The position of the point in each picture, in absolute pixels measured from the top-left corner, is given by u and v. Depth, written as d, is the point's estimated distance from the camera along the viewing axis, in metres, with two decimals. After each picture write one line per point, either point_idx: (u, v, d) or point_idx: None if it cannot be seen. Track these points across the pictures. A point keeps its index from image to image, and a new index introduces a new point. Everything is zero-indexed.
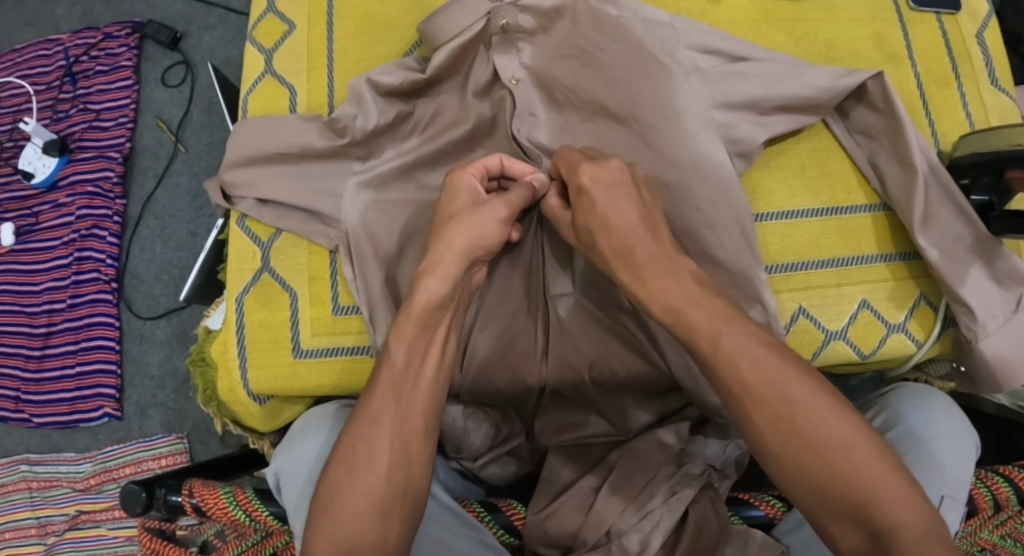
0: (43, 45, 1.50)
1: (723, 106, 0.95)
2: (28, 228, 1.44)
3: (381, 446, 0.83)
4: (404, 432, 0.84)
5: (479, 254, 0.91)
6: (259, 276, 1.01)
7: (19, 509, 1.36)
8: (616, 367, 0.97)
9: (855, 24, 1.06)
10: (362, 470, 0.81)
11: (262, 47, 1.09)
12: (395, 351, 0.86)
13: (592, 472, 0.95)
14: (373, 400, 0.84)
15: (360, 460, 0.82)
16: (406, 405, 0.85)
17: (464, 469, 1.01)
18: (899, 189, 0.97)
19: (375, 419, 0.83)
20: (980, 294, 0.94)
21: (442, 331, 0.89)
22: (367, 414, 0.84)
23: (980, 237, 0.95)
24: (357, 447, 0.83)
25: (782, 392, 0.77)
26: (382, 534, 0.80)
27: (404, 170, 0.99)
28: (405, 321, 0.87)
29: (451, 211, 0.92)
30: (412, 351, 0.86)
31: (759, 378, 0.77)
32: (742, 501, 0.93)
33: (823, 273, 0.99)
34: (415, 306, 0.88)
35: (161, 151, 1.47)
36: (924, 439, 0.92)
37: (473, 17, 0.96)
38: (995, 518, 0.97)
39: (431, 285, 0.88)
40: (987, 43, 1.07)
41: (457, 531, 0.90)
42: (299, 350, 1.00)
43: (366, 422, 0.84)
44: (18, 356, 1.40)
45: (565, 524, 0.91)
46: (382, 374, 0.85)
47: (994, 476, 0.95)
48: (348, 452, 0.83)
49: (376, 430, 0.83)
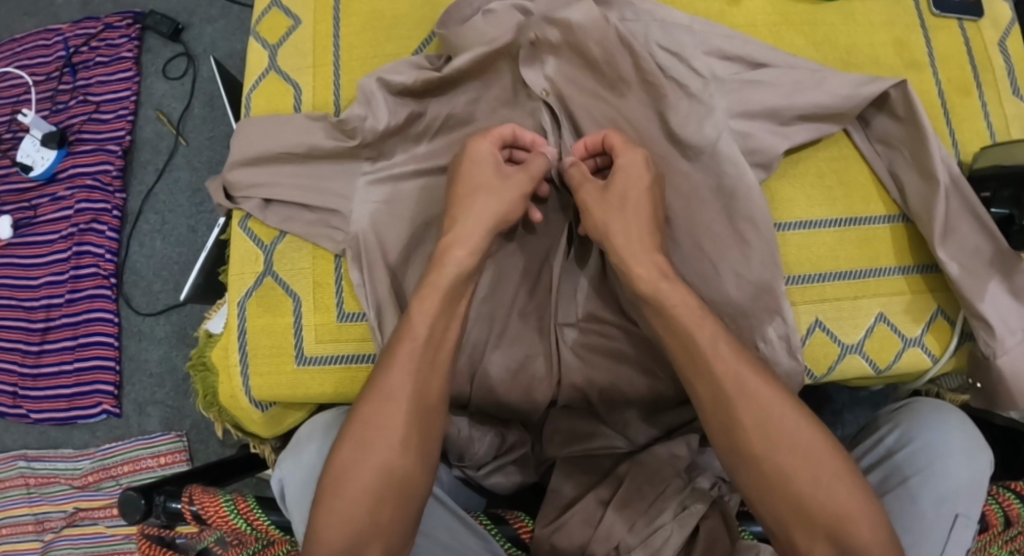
0: (42, 35, 1.47)
1: (742, 115, 0.93)
2: (26, 221, 1.41)
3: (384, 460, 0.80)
4: (423, 421, 0.82)
5: (502, 228, 0.90)
6: (261, 280, 0.99)
7: (16, 505, 1.34)
8: (626, 378, 0.95)
9: (876, 29, 1.03)
10: (373, 445, 0.81)
11: (267, 42, 1.06)
12: (418, 324, 0.84)
13: (602, 485, 0.93)
14: (393, 375, 0.82)
15: (383, 452, 0.80)
16: (426, 385, 0.83)
17: (467, 478, 0.99)
18: (919, 200, 0.95)
19: (394, 391, 0.82)
20: (998, 309, 0.93)
21: (464, 304, 0.87)
22: (381, 387, 0.82)
23: (1000, 252, 0.93)
24: (366, 423, 0.81)
25: (788, 423, 0.79)
26: (389, 516, 0.80)
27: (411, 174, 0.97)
28: (431, 292, 0.85)
29: (474, 181, 0.90)
30: (436, 324, 0.85)
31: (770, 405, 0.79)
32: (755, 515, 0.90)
33: (840, 286, 0.97)
34: (445, 277, 0.86)
35: (162, 144, 1.44)
36: (936, 457, 0.90)
37: (501, 30, 0.94)
38: (1006, 533, 0.94)
39: (457, 256, 0.87)
40: (1009, 50, 1.05)
41: (458, 532, 0.88)
42: (302, 356, 0.97)
43: (367, 411, 0.82)
44: (15, 351, 1.38)
45: (572, 537, 0.89)
46: (402, 345, 0.84)
47: (1006, 492, 0.93)
48: (361, 427, 0.81)
49: (391, 405, 0.82)
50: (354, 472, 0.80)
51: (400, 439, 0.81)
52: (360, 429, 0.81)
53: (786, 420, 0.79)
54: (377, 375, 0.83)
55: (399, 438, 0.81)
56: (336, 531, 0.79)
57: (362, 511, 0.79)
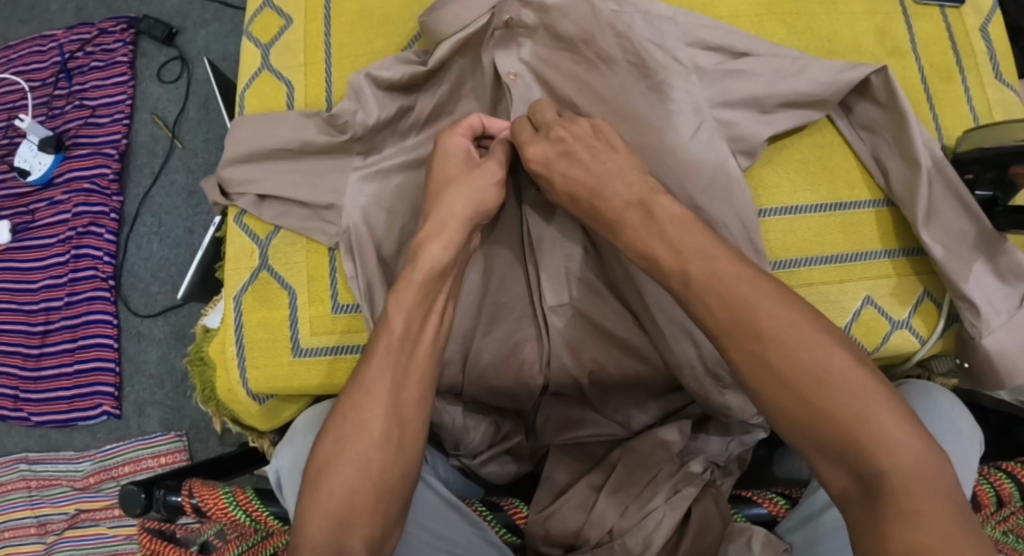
0: (37, 41, 1.47)
1: (724, 105, 0.95)
2: (24, 226, 1.43)
3: (369, 451, 0.81)
4: (401, 415, 0.83)
5: (479, 218, 0.91)
6: (257, 274, 1.00)
7: (18, 508, 1.37)
8: (613, 370, 0.97)
9: (858, 18, 1.05)
10: (351, 438, 0.82)
11: (259, 42, 1.08)
12: (394, 319, 0.85)
13: (595, 471, 0.94)
14: (370, 370, 0.84)
15: (362, 446, 0.82)
16: (405, 377, 0.84)
17: (463, 466, 1.01)
18: (903, 184, 0.96)
19: (372, 382, 0.83)
20: (983, 290, 0.94)
21: (442, 297, 0.89)
22: (361, 382, 0.84)
23: (983, 233, 0.94)
24: (344, 416, 0.83)
25: (807, 356, 0.73)
26: (371, 507, 0.80)
27: (403, 165, 0.99)
28: (406, 287, 0.87)
29: (447, 176, 0.92)
30: (412, 317, 0.86)
31: (779, 339, 0.74)
32: (746, 499, 0.92)
33: (826, 270, 0.98)
34: (418, 272, 0.87)
35: (157, 147, 1.44)
36: (952, 433, 0.91)
37: (476, 11, 0.94)
38: (998, 514, 0.96)
39: (432, 251, 0.88)
40: (990, 36, 1.06)
41: (458, 523, 0.89)
42: (298, 348, 0.99)
43: (346, 404, 0.83)
44: (16, 355, 1.41)
45: (566, 523, 0.90)
46: (379, 342, 0.85)
47: (997, 473, 0.95)
48: (340, 422, 0.83)
49: (368, 399, 0.83)
50: (332, 465, 0.81)
51: (377, 434, 0.82)
52: (344, 423, 0.83)
53: (802, 341, 0.74)
54: (362, 367, 0.85)
55: (378, 432, 0.82)
56: (317, 522, 0.79)
57: (344, 504, 0.80)
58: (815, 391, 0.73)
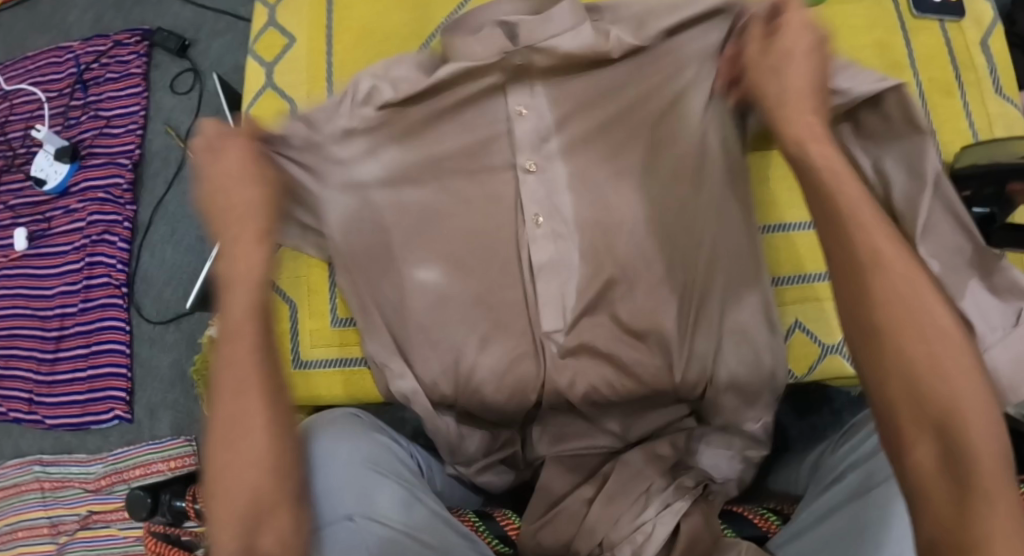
0: (55, 53, 1.51)
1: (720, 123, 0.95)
2: (41, 233, 1.46)
3: (259, 442, 0.74)
4: (278, 398, 0.76)
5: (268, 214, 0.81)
6: (262, 290, 1.07)
7: (32, 509, 1.42)
8: (607, 392, 0.96)
9: (858, 32, 1.07)
10: (235, 439, 0.74)
11: (263, 60, 1.12)
12: (239, 311, 0.77)
13: (587, 483, 0.95)
14: (227, 371, 0.75)
15: (242, 436, 0.74)
16: (272, 361, 0.77)
17: (459, 475, 1.02)
18: (906, 200, 0.92)
19: (239, 379, 0.75)
20: (979, 307, 0.92)
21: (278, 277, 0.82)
22: (224, 383, 0.75)
23: (979, 250, 0.93)
24: (222, 419, 0.75)
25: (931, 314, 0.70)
26: (274, 497, 0.74)
27: (387, 180, 0.99)
28: (237, 284, 0.78)
29: (224, 171, 0.82)
30: (255, 306, 0.77)
31: (920, 307, 0.71)
32: (738, 516, 0.94)
33: None
34: (245, 267, 0.79)
35: (170, 157, 1.47)
36: None
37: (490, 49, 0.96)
38: None
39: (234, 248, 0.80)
40: (991, 50, 1.06)
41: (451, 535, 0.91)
42: (299, 359, 1.06)
43: (221, 407, 0.75)
44: (30, 359, 1.45)
45: (559, 534, 0.94)
46: (229, 340, 0.77)
47: None
48: (220, 427, 0.75)
49: (242, 397, 0.75)
50: (227, 471, 0.74)
51: (261, 424, 0.74)
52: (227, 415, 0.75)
53: (929, 300, 0.71)
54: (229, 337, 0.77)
55: (261, 422, 0.74)
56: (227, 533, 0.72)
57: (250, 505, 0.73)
58: (927, 371, 0.69)
